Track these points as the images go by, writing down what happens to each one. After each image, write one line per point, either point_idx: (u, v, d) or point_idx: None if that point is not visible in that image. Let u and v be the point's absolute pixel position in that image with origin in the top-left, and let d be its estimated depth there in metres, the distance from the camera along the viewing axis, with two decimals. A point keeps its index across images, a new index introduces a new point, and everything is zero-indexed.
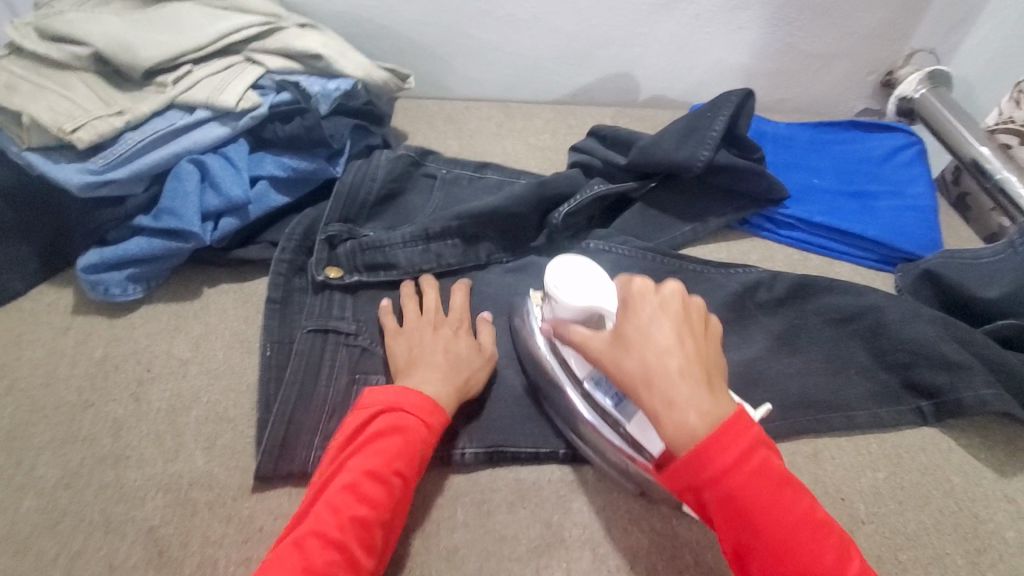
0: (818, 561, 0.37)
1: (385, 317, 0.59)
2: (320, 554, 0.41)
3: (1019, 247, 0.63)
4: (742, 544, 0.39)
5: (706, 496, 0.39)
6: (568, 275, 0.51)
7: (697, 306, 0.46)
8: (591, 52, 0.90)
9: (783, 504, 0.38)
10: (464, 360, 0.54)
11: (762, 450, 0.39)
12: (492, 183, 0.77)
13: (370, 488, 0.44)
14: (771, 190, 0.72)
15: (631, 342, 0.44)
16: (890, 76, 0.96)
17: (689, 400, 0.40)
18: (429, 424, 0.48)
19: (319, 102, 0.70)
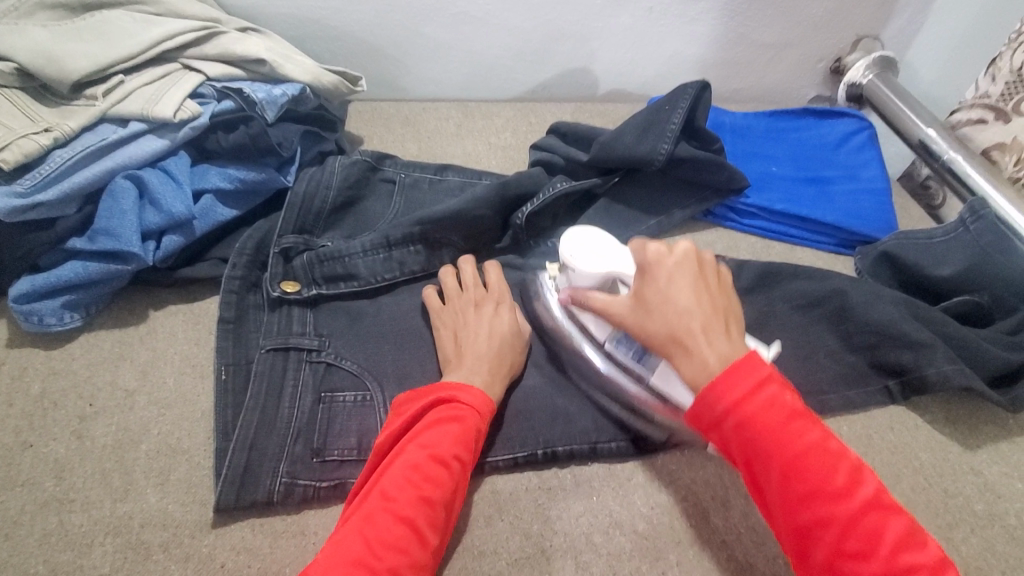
0: (829, 483, 0.38)
1: (429, 293, 0.61)
2: (390, 530, 0.41)
3: (969, 225, 0.65)
4: (755, 471, 0.40)
5: (721, 426, 0.41)
6: (583, 247, 0.55)
7: (709, 263, 0.48)
8: (548, 48, 0.89)
9: (794, 433, 0.39)
10: (507, 343, 0.55)
11: (775, 385, 0.41)
12: (454, 186, 0.74)
13: (433, 470, 0.44)
14: (732, 180, 0.72)
15: (653, 305, 0.46)
16: (839, 62, 0.98)
17: (712, 349, 0.43)
18: (483, 412, 0.48)
19: (264, 108, 0.66)
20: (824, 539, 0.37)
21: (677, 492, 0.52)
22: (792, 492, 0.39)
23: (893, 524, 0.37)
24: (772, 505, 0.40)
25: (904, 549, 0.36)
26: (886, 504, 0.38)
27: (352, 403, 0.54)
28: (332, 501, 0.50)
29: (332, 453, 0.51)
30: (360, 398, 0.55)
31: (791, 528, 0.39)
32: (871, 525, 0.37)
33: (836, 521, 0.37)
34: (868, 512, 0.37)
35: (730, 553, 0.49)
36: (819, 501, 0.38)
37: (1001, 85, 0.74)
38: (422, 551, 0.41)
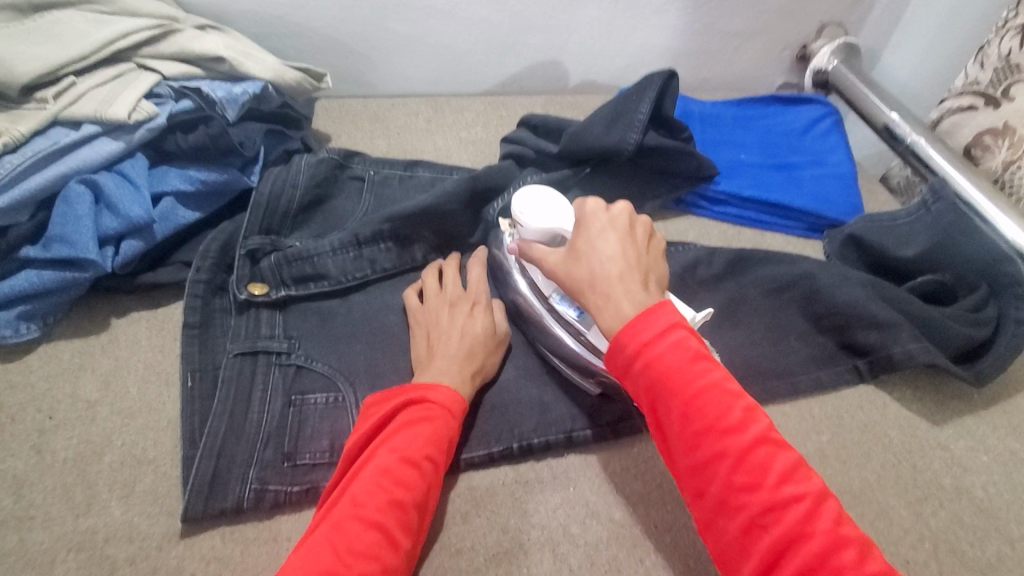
0: (724, 418, 0.39)
1: (409, 293, 0.60)
2: (361, 537, 0.40)
3: (930, 206, 0.66)
4: (658, 413, 0.41)
5: (630, 368, 0.41)
6: (532, 201, 0.54)
7: (643, 225, 0.49)
8: (515, 41, 0.89)
9: (696, 372, 0.40)
10: (479, 344, 0.54)
11: (681, 329, 0.41)
12: (424, 182, 0.74)
13: (403, 473, 0.43)
14: (701, 169, 0.73)
15: (582, 254, 0.48)
16: (805, 49, 1.00)
17: (628, 295, 0.44)
18: (454, 412, 0.48)
19: (224, 107, 0.64)
20: (717, 472, 0.38)
21: (653, 480, 0.52)
22: (690, 429, 0.39)
23: (782, 457, 0.37)
24: (673, 445, 0.40)
25: (788, 480, 0.37)
26: (776, 440, 0.38)
27: (323, 405, 0.54)
28: (305, 505, 0.49)
29: (304, 456, 0.50)
30: (331, 400, 0.54)
31: (689, 464, 0.39)
32: (762, 459, 0.37)
33: (728, 455, 0.38)
34: (758, 446, 0.38)
35: None
36: (713, 436, 0.38)
37: (990, 71, 0.74)
38: (394, 554, 0.41)
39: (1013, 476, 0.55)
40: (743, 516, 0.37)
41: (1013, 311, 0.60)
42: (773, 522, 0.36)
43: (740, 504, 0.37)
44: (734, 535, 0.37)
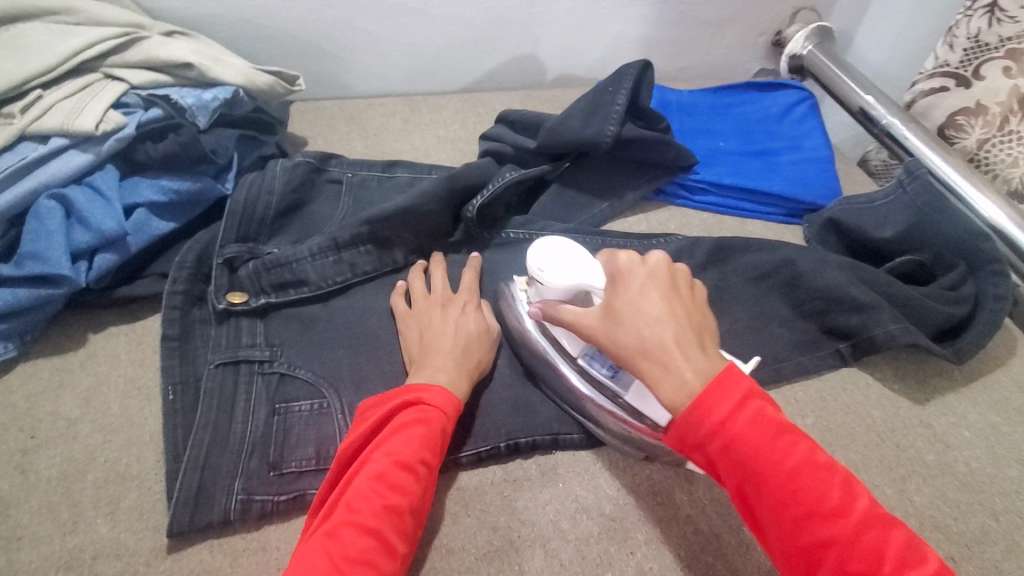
0: (824, 500, 0.36)
1: (396, 298, 0.60)
2: (356, 543, 0.40)
3: (906, 185, 0.66)
4: (748, 496, 0.38)
5: (708, 448, 0.39)
6: (551, 256, 0.51)
7: (682, 275, 0.47)
8: (491, 36, 0.88)
9: (783, 449, 0.38)
10: (474, 341, 0.54)
11: (756, 400, 0.40)
12: (403, 182, 0.73)
13: (398, 476, 0.43)
14: (680, 158, 0.73)
15: (625, 317, 0.45)
16: (780, 35, 1.00)
17: (687, 364, 0.42)
18: (449, 413, 0.47)
19: (194, 114, 0.63)
20: (827, 562, 0.35)
21: (641, 472, 0.52)
22: (787, 514, 0.37)
23: (893, 537, 0.35)
24: (770, 531, 0.38)
25: (909, 564, 0.34)
26: (882, 516, 0.36)
27: (308, 412, 0.53)
28: (293, 514, 0.49)
29: (290, 465, 0.50)
30: (316, 407, 0.54)
31: (793, 552, 0.37)
32: (873, 542, 0.35)
33: (836, 542, 0.35)
34: (866, 527, 0.35)
35: (696, 525, 0.49)
36: (818, 521, 0.36)
37: (960, 52, 0.75)
38: (389, 561, 0.40)
39: (995, 450, 0.56)
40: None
41: (991, 287, 0.60)
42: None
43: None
44: None
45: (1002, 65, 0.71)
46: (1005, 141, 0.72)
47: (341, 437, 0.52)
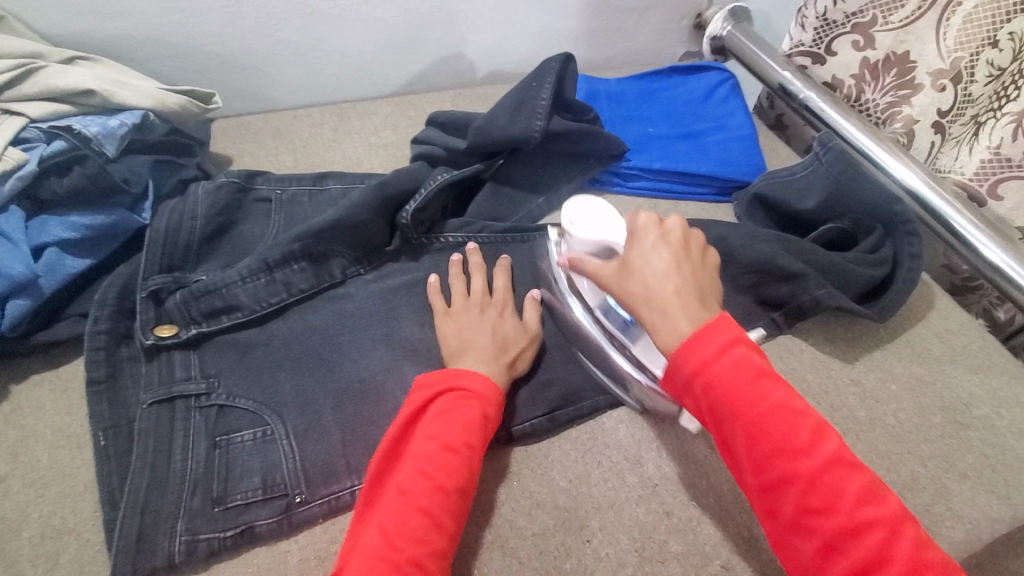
0: (794, 439, 0.39)
1: (432, 296, 0.61)
2: (405, 525, 0.42)
3: (821, 157, 0.69)
4: (726, 436, 0.41)
5: (694, 389, 0.42)
6: (582, 212, 0.54)
7: (696, 239, 0.50)
8: (415, 38, 0.87)
9: (761, 392, 0.40)
10: (510, 341, 0.57)
11: (743, 347, 0.42)
12: (336, 194, 0.71)
13: (441, 460, 0.45)
14: (611, 147, 0.74)
15: (636, 268, 0.48)
16: (700, 18, 1.03)
17: (687, 311, 0.44)
18: (489, 399, 0.49)
19: (101, 143, 0.60)
20: (788, 496, 0.38)
21: (592, 460, 0.53)
22: (759, 450, 0.40)
23: (854, 478, 0.38)
24: (744, 466, 0.41)
25: (866, 504, 0.37)
26: (849, 461, 0.39)
27: (251, 442, 0.52)
28: (242, 548, 0.47)
29: (235, 498, 0.48)
30: (259, 435, 0.52)
31: (759, 485, 0.40)
32: (835, 480, 0.38)
33: (800, 477, 0.38)
34: (831, 468, 0.38)
35: (648, 506, 0.51)
36: (784, 458, 0.39)
37: (811, 31, 0.80)
38: (443, 537, 0.43)
39: (919, 400, 0.59)
40: (818, 540, 0.37)
41: (906, 247, 0.63)
42: (851, 548, 0.36)
43: (815, 526, 0.37)
44: (812, 555, 0.38)
45: (850, 40, 0.76)
46: (867, 107, 0.79)
47: (287, 463, 0.50)
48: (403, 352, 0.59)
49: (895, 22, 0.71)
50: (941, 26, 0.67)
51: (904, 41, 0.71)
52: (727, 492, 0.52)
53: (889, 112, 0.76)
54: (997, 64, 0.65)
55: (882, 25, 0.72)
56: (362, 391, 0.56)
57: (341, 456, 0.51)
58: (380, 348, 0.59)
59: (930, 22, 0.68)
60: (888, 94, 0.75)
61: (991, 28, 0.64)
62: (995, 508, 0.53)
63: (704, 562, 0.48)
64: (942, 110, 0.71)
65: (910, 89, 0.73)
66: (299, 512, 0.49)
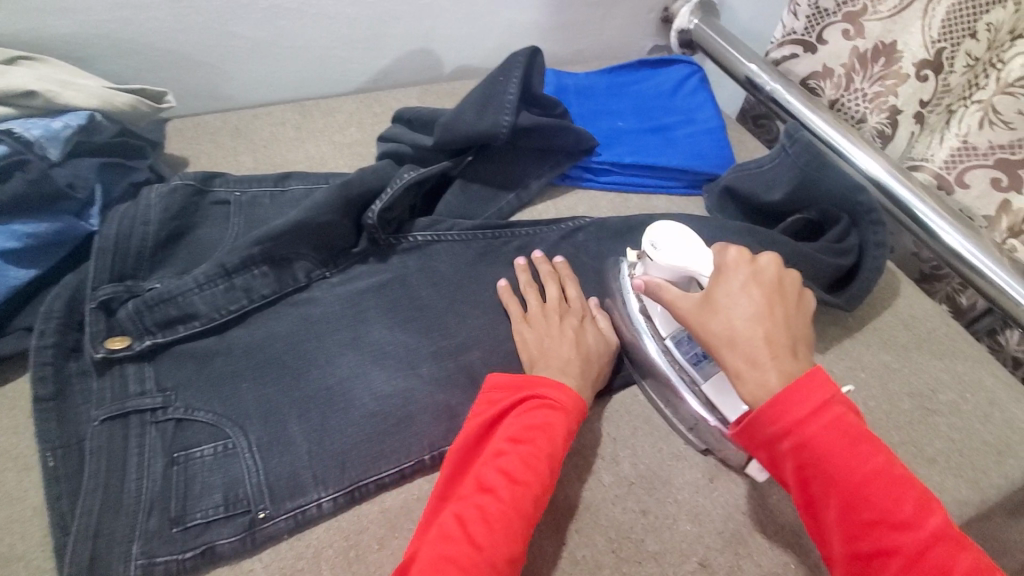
0: (895, 511, 0.38)
1: (509, 302, 0.61)
2: (482, 533, 0.42)
3: (789, 149, 0.68)
4: (816, 499, 0.40)
5: (782, 447, 0.41)
6: (667, 236, 0.53)
7: (790, 283, 0.48)
8: (379, 32, 0.84)
9: (860, 457, 0.39)
10: (592, 353, 0.56)
11: (838, 407, 0.41)
12: (299, 194, 0.69)
13: (518, 468, 0.45)
14: (580, 142, 0.73)
15: (722, 306, 0.46)
16: (667, 11, 1.02)
17: (776, 362, 0.43)
18: (571, 412, 0.49)
19: (44, 146, 0.57)
20: (886, 568, 0.37)
21: (569, 462, 0.53)
22: (854, 518, 0.38)
23: (962, 558, 0.36)
24: (833, 535, 0.39)
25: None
26: (957, 539, 0.37)
27: (212, 456, 0.49)
28: (202, 569, 0.45)
29: (195, 517, 0.46)
30: (220, 449, 0.50)
31: (849, 553, 0.38)
32: (939, 558, 0.36)
33: (901, 551, 0.37)
34: (936, 544, 0.37)
35: (624, 505, 0.50)
36: (883, 528, 0.38)
37: (803, 19, 0.79)
38: (519, 544, 0.42)
39: (887, 387, 0.60)
40: None
41: (872, 236, 0.64)
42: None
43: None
44: None
45: (840, 29, 0.76)
46: (853, 98, 0.78)
47: (251, 478, 0.48)
48: (371, 357, 0.57)
49: (884, 11, 0.72)
50: (926, 15, 0.68)
51: (893, 30, 0.72)
52: (703, 487, 0.52)
53: (875, 102, 0.75)
54: (974, 55, 0.67)
55: (871, 14, 0.73)
56: (329, 399, 0.54)
57: (307, 468, 0.50)
58: (348, 353, 0.57)
59: (917, 12, 0.69)
60: (876, 84, 0.74)
61: (971, 19, 0.66)
62: (962, 491, 0.54)
63: (681, 561, 0.48)
64: (924, 100, 0.72)
65: (896, 78, 0.72)
66: (263, 528, 0.47)
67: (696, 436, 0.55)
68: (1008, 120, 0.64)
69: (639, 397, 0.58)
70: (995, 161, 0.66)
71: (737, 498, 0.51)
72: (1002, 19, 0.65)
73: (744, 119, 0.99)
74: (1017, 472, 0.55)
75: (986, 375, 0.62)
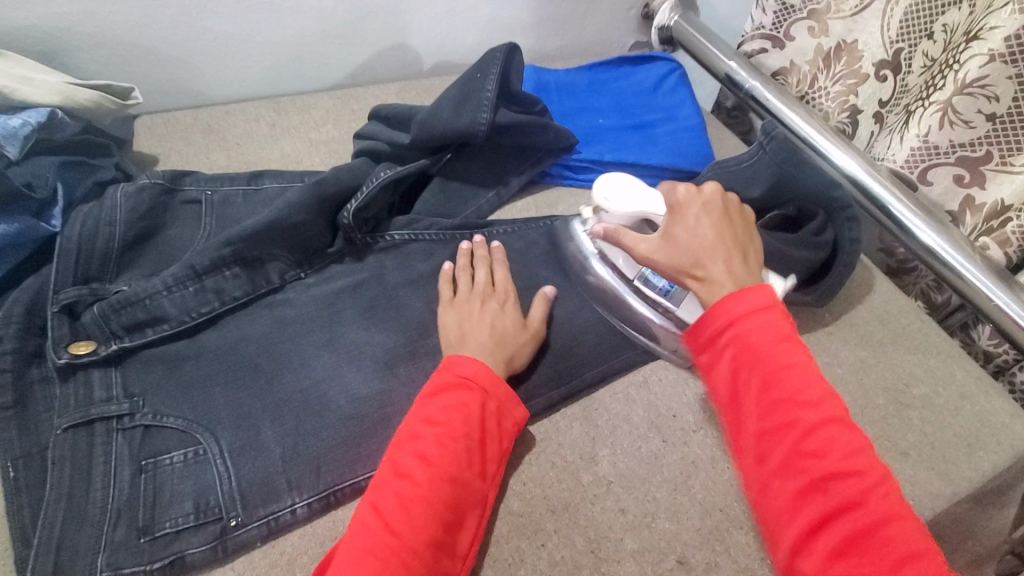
0: (804, 393, 0.40)
1: (442, 283, 0.60)
2: (394, 512, 0.43)
3: (766, 146, 0.68)
4: (738, 381, 0.42)
5: (721, 338, 0.43)
6: (615, 188, 0.59)
7: (734, 206, 0.53)
8: (356, 28, 0.83)
9: (782, 350, 0.41)
10: (510, 337, 0.54)
11: (775, 311, 0.43)
12: (273, 193, 0.67)
13: (434, 450, 0.45)
14: (559, 139, 0.72)
15: (680, 238, 0.50)
16: (648, 8, 1.02)
17: (732, 273, 0.46)
18: (490, 390, 0.49)
19: (2, 144, 0.55)
20: (785, 442, 0.39)
21: (547, 462, 0.52)
22: (767, 398, 0.40)
23: (850, 437, 0.38)
24: (749, 411, 0.41)
25: (855, 458, 0.38)
26: (848, 422, 0.39)
27: (181, 464, 0.48)
28: None
29: (164, 526, 0.45)
30: (190, 456, 0.48)
31: (759, 430, 0.40)
32: (831, 436, 0.38)
33: (798, 425, 0.39)
34: (829, 423, 0.39)
35: (603, 504, 0.50)
36: (791, 407, 0.39)
37: (772, 14, 0.80)
38: (438, 525, 0.43)
39: (863, 382, 0.61)
40: (804, 482, 0.38)
41: (845, 232, 0.65)
42: (833, 489, 0.37)
43: (802, 470, 0.38)
44: (791, 498, 0.38)
45: (806, 26, 0.77)
46: (819, 95, 0.79)
47: (222, 484, 0.47)
48: (347, 358, 0.56)
49: (848, 10, 0.72)
50: (886, 15, 0.69)
51: (854, 30, 0.72)
52: (681, 485, 0.52)
53: (840, 100, 0.77)
54: (931, 56, 0.67)
55: (835, 13, 0.73)
56: (304, 402, 0.53)
57: (281, 473, 0.48)
58: (323, 355, 0.56)
59: (875, 12, 0.70)
60: (839, 83, 0.76)
61: (929, 20, 0.66)
62: (934, 485, 0.55)
63: (660, 559, 0.48)
64: (883, 100, 0.74)
65: (857, 78, 0.74)
66: (235, 536, 0.46)
67: (674, 433, 0.55)
68: (967, 120, 0.63)
69: (618, 394, 0.57)
70: (957, 159, 0.66)
71: (715, 495, 0.51)
72: (957, 21, 0.64)
73: (726, 116, 0.99)
74: (987, 463, 0.56)
75: (958, 369, 0.63)
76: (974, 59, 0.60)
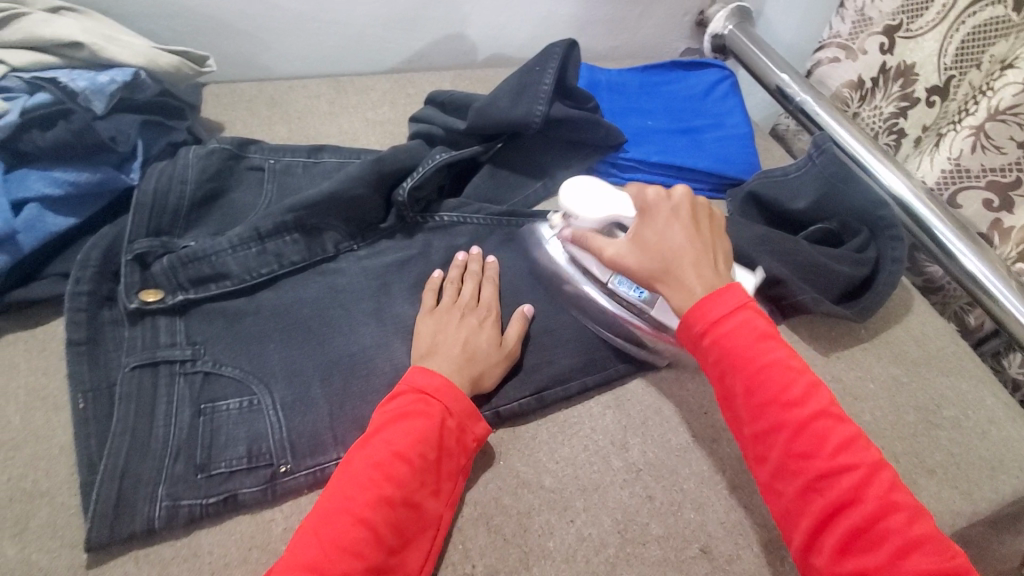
0: (785, 393, 0.42)
1: (425, 291, 0.60)
2: (345, 534, 0.41)
3: (815, 159, 0.71)
4: (726, 384, 0.45)
5: (705, 343, 0.46)
6: (580, 193, 0.59)
7: (701, 206, 0.53)
8: (418, 15, 0.85)
9: (761, 349, 0.44)
10: (481, 355, 0.54)
11: (749, 311, 0.46)
12: (331, 167, 0.70)
13: (393, 468, 0.45)
14: (609, 137, 0.74)
15: (652, 242, 0.51)
16: (702, 15, 1.03)
17: (699, 278, 0.48)
18: (454, 412, 0.49)
19: (89, 98, 0.58)
20: (776, 442, 0.42)
21: (579, 444, 0.54)
22: (753, 400, 0.43)
23: (839, 429, 0.41)
24: (740, 417, 0.44)
25: (846, 452, 0.40)
26: (836, 414, 0.42)
27: (237, 411, 0.51)
28: (225, 516, 0.47)
29: (218, 466, 0.48)
30: (245, 405, 0.51)
31: (751, 432, 0.43)
32: (820, 432, 0.41)
33: (788, 425, 0.42)
34: (819, 418, 0.41)
35: (632, 489, 0.52)
36: (776, 407, 0.42)
37: (849, 24, 0.79)
38: (381, 551, 0.42)
39: (894, 399, 0.61)
40: (801, 480, 0.41)
41: (889, 250, 0.64)
42: (829, 486, 0.40)
43: (797, 469, 0.41)
44: (791, 497, 0.41)
45: (878, 41, 0.75)
46: (870, 114, 0.79)
47: (274, 433, 0.50)
48: (394, 328, 0.59)
49: (916, 30, 0.71)
50: (947, 36, 0.69)
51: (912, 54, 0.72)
52: (709, 479, 0.53)
53: (889, 123, 0.78)
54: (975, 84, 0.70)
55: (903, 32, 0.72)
56: (352, 366, 0.55)
57: (328, 429, 0.51)
58: (371, 323, 0.59)
59: (936, 39, 0.70)
60: (893, 103, 0.76)
61: (979, 51, 0.68)
62: (956, 502, 0.55)
63: (685, 545, 0.49)
64: (926, 125, 0.75)
65: (909, 103, 0.74)
66: (283, 482, 0.49)
67: (705, 430, 0.56)
68: (1000, 145, 0.65)
69: (651, 387, 0.59)
70: (987, 183, 0.67)
71: (743, 492, 0.53)
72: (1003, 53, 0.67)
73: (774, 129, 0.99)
74: (1009, 487, 0.57)
75: (988, 395, 0.63)
76: (1009, 88, 0.63)
